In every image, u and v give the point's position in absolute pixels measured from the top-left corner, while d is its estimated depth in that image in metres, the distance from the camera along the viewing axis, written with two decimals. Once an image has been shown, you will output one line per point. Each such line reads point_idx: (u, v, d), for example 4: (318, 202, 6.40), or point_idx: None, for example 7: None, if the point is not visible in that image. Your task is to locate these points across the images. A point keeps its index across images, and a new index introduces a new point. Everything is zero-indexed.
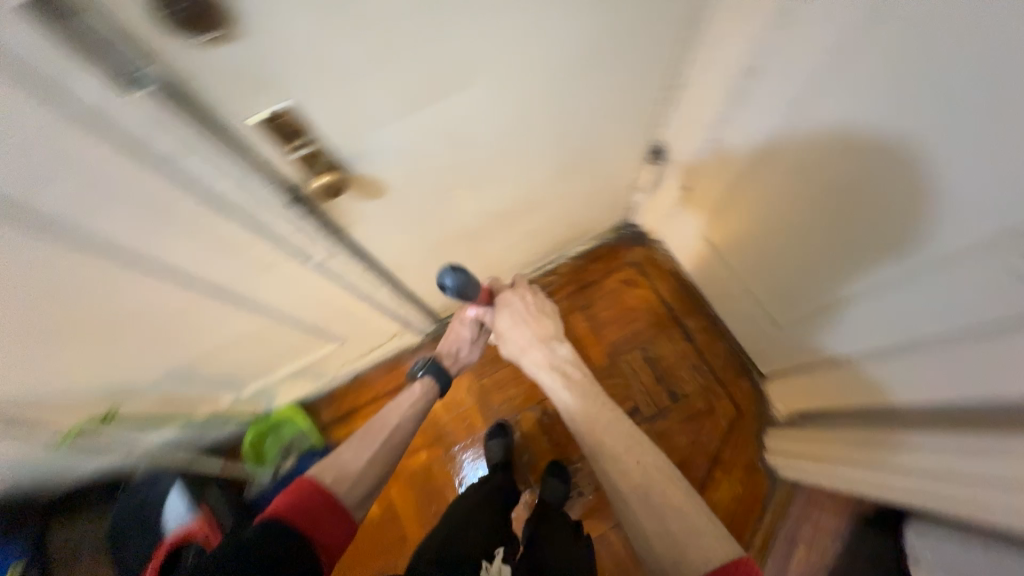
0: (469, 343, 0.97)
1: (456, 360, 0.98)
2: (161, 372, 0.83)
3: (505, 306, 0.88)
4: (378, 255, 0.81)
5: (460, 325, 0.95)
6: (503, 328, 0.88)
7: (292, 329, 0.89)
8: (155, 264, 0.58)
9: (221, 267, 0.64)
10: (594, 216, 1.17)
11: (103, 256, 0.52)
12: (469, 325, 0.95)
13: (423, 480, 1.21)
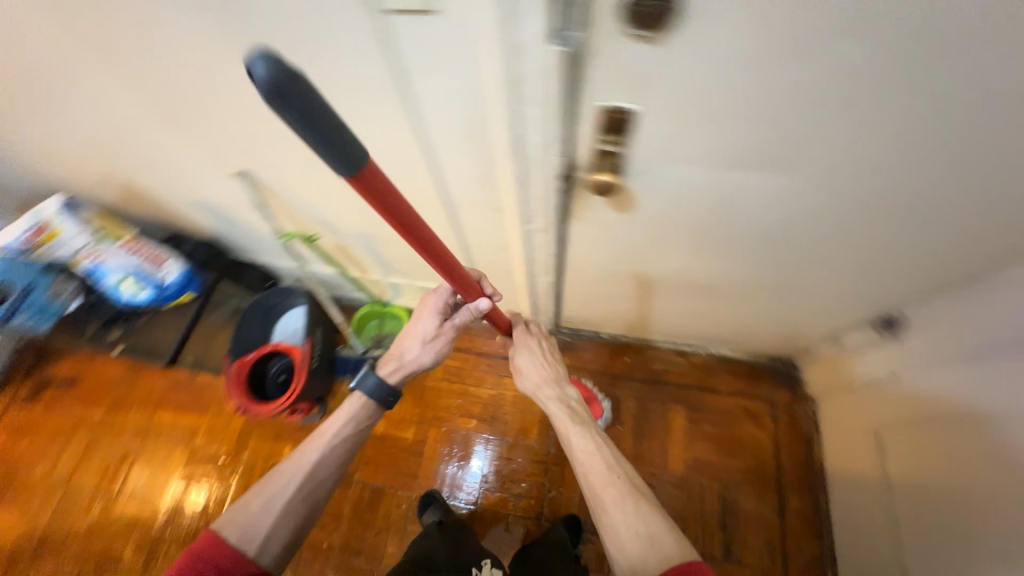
0: (423, 343, 0.89)
1: (400, 359, 0.89)
2: (357, 232, 0.96)
3: (523, 339, 0.94)
4: (571, 249, 0.84)
5: (423, 317, 0.89)
6: (520, 364, 0.94)
7: (460, 260, 0.97)
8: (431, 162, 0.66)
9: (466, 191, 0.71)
10: (764, 334, 1.08)
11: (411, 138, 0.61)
12: (433, 318, 0.89)
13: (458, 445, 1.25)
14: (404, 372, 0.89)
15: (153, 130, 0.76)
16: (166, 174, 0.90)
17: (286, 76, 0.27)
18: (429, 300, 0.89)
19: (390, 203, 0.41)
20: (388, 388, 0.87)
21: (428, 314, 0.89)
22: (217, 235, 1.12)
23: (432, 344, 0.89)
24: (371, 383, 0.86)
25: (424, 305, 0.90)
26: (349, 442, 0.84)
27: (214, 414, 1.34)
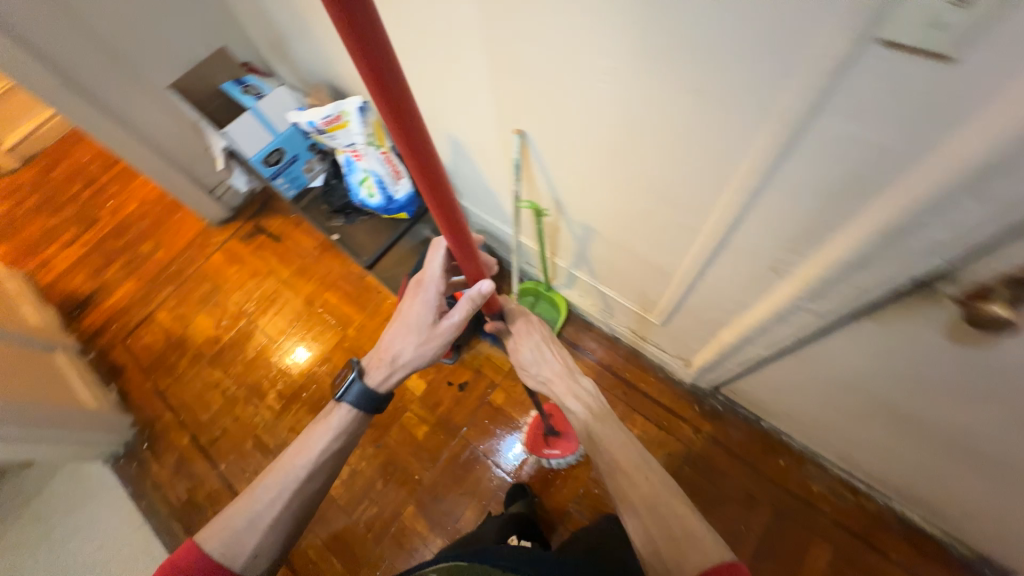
0: (417, 344, 0.84)
1: (394, 362, 0.84)
2: (582, 222, 0.93)
3: (525, 336, 0.92)
4: (821, 341, 0.71)
5: (418, 313, 0.85)
6: (524, 360, 0.92)
7: (671, 291, 0.89)
8: (745, 201, 0.58)
9: (757, 239, 0.62)
10: (993, 532, 0.84)
11: (749, 170, 0.54)
12: (428, 312, 0.85)
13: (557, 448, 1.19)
14: (398, 373, 0.85)
15: (461, 68, 0.77)
16: (439, 104, 0.94)
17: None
18: (427, 291, 0.85)
19: (409, 132, 0.46)
20: (372, 398, 0.85)
21: (426, 308, 0.85)
22: (442, 165, 1.18)
23: (425, 344, 0.85)
24: (364, 391, 0.84)
25: (421, 299, 0.86)
26: (338, 453, 0.85)
27: (368, 314, 1.47)
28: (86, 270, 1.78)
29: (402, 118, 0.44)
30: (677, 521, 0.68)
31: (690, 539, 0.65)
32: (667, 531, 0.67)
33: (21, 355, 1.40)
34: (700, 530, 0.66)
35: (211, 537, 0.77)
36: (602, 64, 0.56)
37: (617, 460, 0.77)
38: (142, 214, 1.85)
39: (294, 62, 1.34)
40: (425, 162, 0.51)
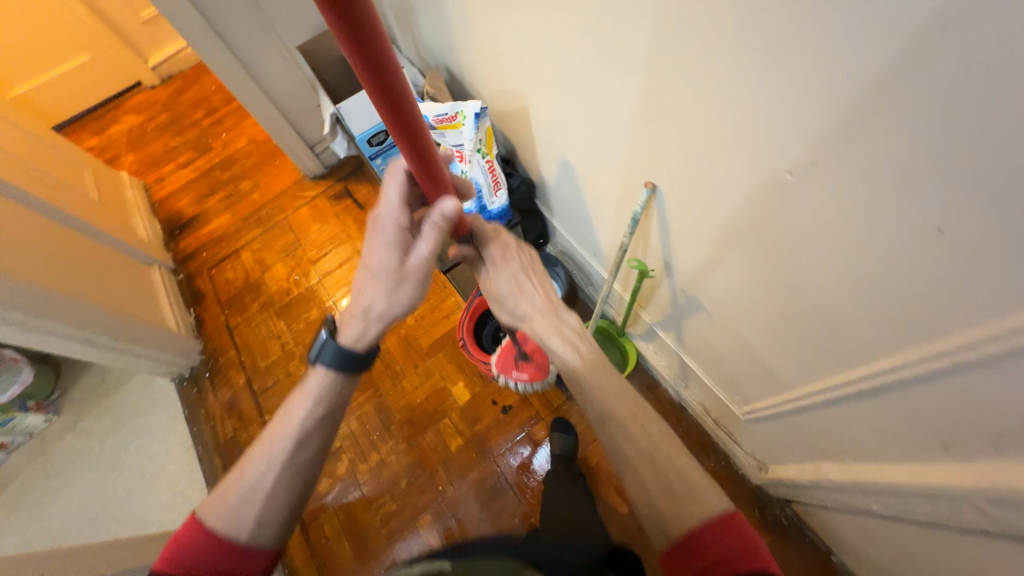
0: (383, 291, 0.67)
1: (366, 316, 0.70)
2: (688, 292, 0.81)
3: (496, 268, 0.73)
4: (976, 538, 0.55)
5: (376, 252, 0.65)
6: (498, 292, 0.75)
7: (775, 400, 0.76)
8: (945, 361, 0.44)
9: (938, 401, 0.48)
10: None
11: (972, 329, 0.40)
12: (387, 253, 0.65)
13: None
14: (370, 324, 0.71)
15: (604, 100, 0.68)
16: (561, 125, 0.86)
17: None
18: (383, 229, 0.65)
19: (360, 37, 0.35)
20: (347, 353, 0.72)
21: (383, 246, 0.65)
22: (542, 180, 1.10)
23: (391, 287, 0.67)
24: (344, 355, 0.72)
25: (375, 238, 0.66)
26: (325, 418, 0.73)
27: (428, 306, 1.44)
28: (191, 195, 1.92)
29: (353, 25, 0.34)
30: (674, 474, 0.58)
31: (693, 503, 0.55)
32: (667, 495, 0.56)
33: (126, 263, 1.53)
34: (703, 493, 0.55)
35: (211, 510, 0.68)
36: (807, 146, 0.44)
37: (612, 385, 0.67)
38: (248, 153, 1.94)
39: (418, 40, 1.31)
40: (384, 77, 0.40)
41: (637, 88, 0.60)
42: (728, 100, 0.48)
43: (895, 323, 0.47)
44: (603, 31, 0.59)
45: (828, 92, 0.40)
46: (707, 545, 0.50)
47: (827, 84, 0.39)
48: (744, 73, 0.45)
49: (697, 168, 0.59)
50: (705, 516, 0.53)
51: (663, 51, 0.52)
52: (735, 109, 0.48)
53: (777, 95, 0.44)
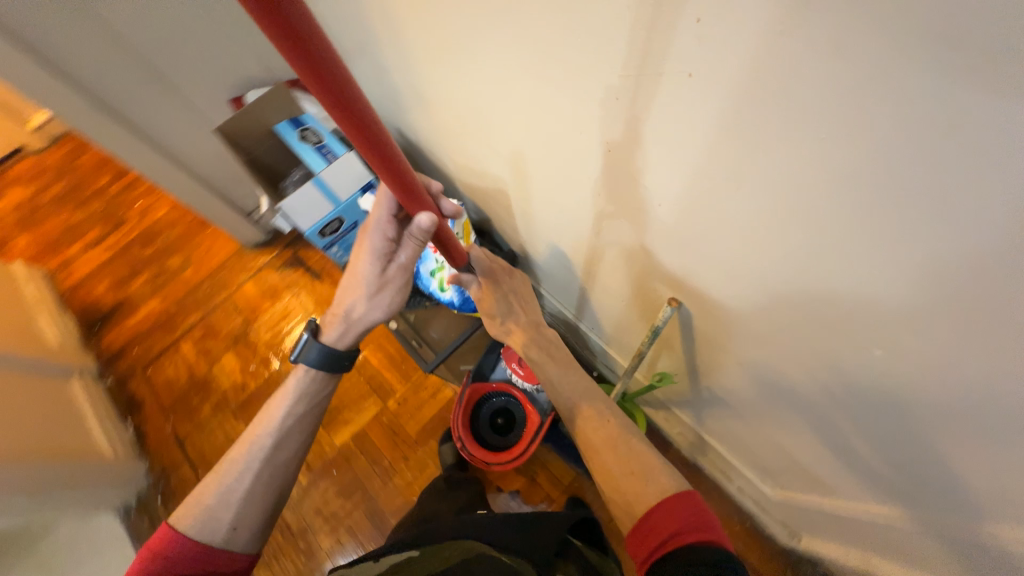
0: (370, 297, 0.70)
1: (352, 317, 0.72)
2: (715, 387, 0.74)
3: (493, 281, 0.78)
4: None
5: (366, 261, 0.68)
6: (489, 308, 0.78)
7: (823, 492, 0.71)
8: None
9: None
10: None
11: None
12: (376, 263, 0.68)
13: None
14: (353, 325, 0.73)
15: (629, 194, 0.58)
16: (559, 216, 0.77)
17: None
18: (370, 241, 0.66)
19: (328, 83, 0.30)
20: (332, 351, 0.73)
21: (372, 258, 0.67)
22: (528, 255, 0.99)
23: (379, 292, 0.71)
24: (325, 352, 0.73)
25: (363, 246, 0.67)
26: (303, 421, 0.74)
27: (411, 386, 1.29)
28: (108, 279, 1.63)
29: (336, 92, 0.32)
30: (632, 458, 0.60)
31: (651, 485, 0.56)
32: (631, 480, 0.58)
33: (44, 381, 1.25)
34: (658, 473, 0.58)
35: (186, 517, 0.65)
36: (945, 295, 0.36)
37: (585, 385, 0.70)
38: (171, 223, 1.68)
39: (361, 97, 1.15)
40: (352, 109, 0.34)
41: (675, 211, 0.54)
42: (807, 247, 0.43)
43: None
44: (632, 154, 0.52)
45: (944, 273, 0.35)
46: (662, 518, 0.52)
47: (951, 265, 0.34)
48: (830, 231, 0.40)
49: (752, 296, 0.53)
50: (660, 493, 0.55)
51: (716, 191, 0.46)
52: (813, 257, 0.43)
53: (879, 258, 0.38)
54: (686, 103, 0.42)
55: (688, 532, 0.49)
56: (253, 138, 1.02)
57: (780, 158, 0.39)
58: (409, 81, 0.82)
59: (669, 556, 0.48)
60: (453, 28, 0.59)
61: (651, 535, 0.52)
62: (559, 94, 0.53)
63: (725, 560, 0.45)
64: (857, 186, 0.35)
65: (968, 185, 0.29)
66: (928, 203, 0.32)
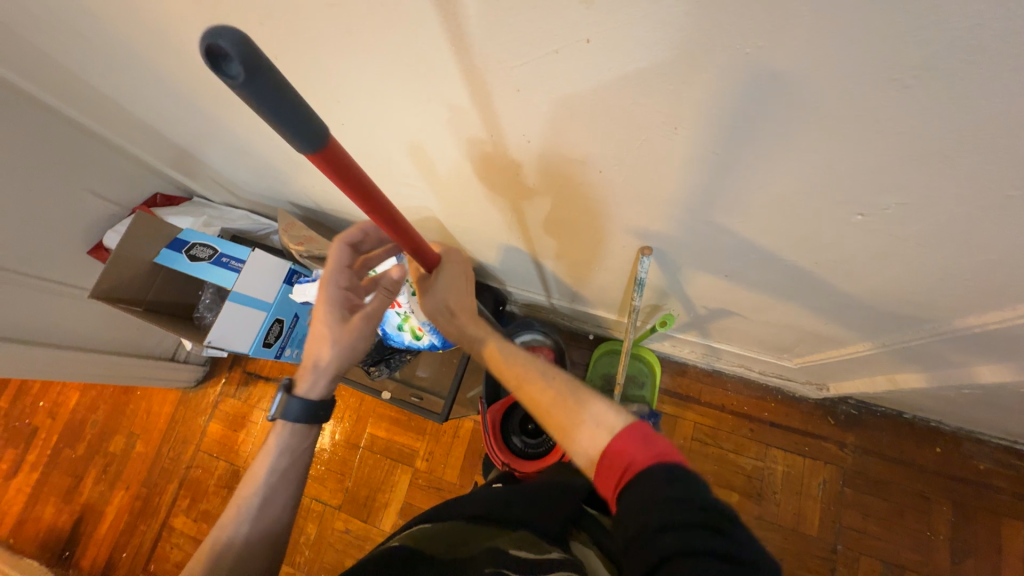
0: (337, 345, 0.64)
1: (320, 367, 0.64)
2: (707, 307, 0.74)
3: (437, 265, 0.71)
4: None
5: (324, 309, 0.64)
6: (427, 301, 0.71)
7: (832, 345, 0.75)
8: None
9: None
10: None
11: None
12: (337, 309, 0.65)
13: None
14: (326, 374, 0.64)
15: (556, 179, 0.53)
16: (493, 222, 0.71)
17: (253, 52, 0.24)
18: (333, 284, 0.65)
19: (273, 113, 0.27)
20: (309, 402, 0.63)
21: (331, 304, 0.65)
22: (482, 264, 0.95)
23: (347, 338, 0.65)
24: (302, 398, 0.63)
25: (322, 290, 0.66)
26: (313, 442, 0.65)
27: (430, 437, 1.24)
28: (50, 501, 1.40)
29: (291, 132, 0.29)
30: (590, 404, 0.51)
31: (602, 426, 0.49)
32: (585, 431, 0.49)
33: None
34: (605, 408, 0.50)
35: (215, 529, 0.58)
36: (900, 162, 0.35)
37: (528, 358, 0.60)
38: (89, 404, 1.45)
39: (234, 188, 1.04)
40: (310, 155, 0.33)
41: (619, 181, 0.49)
42: (758, 165, 0.40)
43: (994, 285, 0.45)
44: (553, 141, 0.46)
45: (908, 138, 0.33)
46: (618, 449, 0.46)
47: (909, 129, 0.32)
48: (780, 139, 0.37)
49: (712, 226, 0.51)
50: (613, 431, 0.48)
51: (659, 145, 0.41)
52: (775, 171, 0.40)
53: (830, 148, 0.36)
54: (595, 75, 0.36)
55: (648, 462, 0.44)
56: (136, 285, 0.88)
57: (711, 91, 0.34)
58: (281, 153, 0.74)
59: (631, 495, 0.43)
60: (305, 85, 0.53)
61: (612, 468, 0.46)
62: (446, 107, 0.47)
63: (697, 500, 0.40)
64: (798, 92, 0.32)
65: (908, 48, 0.27)
66: (870, 83, 0.30)
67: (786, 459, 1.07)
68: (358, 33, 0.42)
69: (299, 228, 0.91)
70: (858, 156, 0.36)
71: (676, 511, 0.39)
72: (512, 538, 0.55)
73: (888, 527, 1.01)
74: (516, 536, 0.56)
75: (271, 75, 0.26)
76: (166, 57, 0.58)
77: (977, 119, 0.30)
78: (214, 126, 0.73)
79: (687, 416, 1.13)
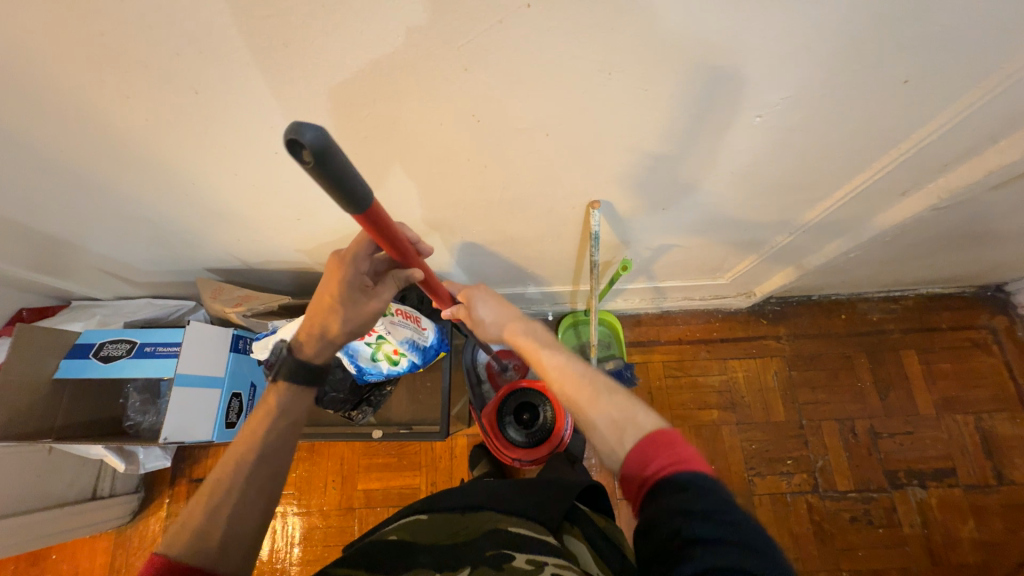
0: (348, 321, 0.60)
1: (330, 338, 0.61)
2: (652, 248, 0.83)
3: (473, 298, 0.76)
4: (914, 228, 0.77)
5: (339, 284, 0.57)
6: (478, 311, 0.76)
7: (750, 251, 0.89)
8: (881, 157, 0.57)
9: (883, 184, 0.63)
10: (1000, 268, 1.09)
11: (901, 132, 0.52)
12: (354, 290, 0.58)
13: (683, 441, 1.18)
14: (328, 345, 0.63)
15: (506, 156, 0.56)
16: (444, 223, 0.72)
17: (327, 145, 0.31)
18: (350, 266, 0.57)
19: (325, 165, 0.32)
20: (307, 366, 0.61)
21: (349, 283, 0.58)
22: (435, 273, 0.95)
23: (359, 318, 0.61)
24: (300, 368, 0.61)
25: (340, 265, 0.57)
26: None
27: (427, 468, 1.18)
28: None
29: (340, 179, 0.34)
30: (616, 407, 0.59)
31: (631, 426, 0.56)
32: (609, 430, 0.58)
33: None
34: (638, 418, 0.56)
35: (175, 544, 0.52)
36: (779, 71, 0.44)
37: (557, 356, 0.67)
38: None
39: (131, 272, 0.91)
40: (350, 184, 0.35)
41: (563, 142, 0.53)
42: (677, 98, 0.47)
43: (853, 161, 0.58)
44: (501, 114, 0.49)
45: (780, 51, 0.42)
46: (645, 458, 0.52)
47: (779, 43, 0.41)
48: (691, 70, 0.44)
49: (644, 166, 0.58)
50: (638, 435, 0.54)
51: (597, 96, 0.47)
52: (692, 99, 0.47)
53: (728, 71, 0.44)
54: (535, 38, 0.40)
55: (667, 469, 0.50)
56: (38, 412, 0.73)
57: (632, 35, 0.40)
58: (196, 208, 0.68)
59: (659, 494, 0.48)
60: (226, 117, 0.50)
61: (638, 473, 0.52)
62: (391, 109, 0.48)
63: (715, 503, 0.46)
64: (699, 26, 0.39)
65: None
66: (750, 8, 0.38)
67: (742, 365, 1.23)
68: (287, 50, 0.41)
69: (229, 290, 0.83)
70: (748, 75, 0.44)
71: (694, 510, 0.45)
72: (507, 522, 0.63)
73: (830, 391, 1.20)
74: (510, 521, 0.63)
75: (331, 153, 0.31)
76: (33, 123, 0.51)
77: (820, 24, 0.39)
78: (106, 197, 0.65)
79: (654, 358, 1.24)
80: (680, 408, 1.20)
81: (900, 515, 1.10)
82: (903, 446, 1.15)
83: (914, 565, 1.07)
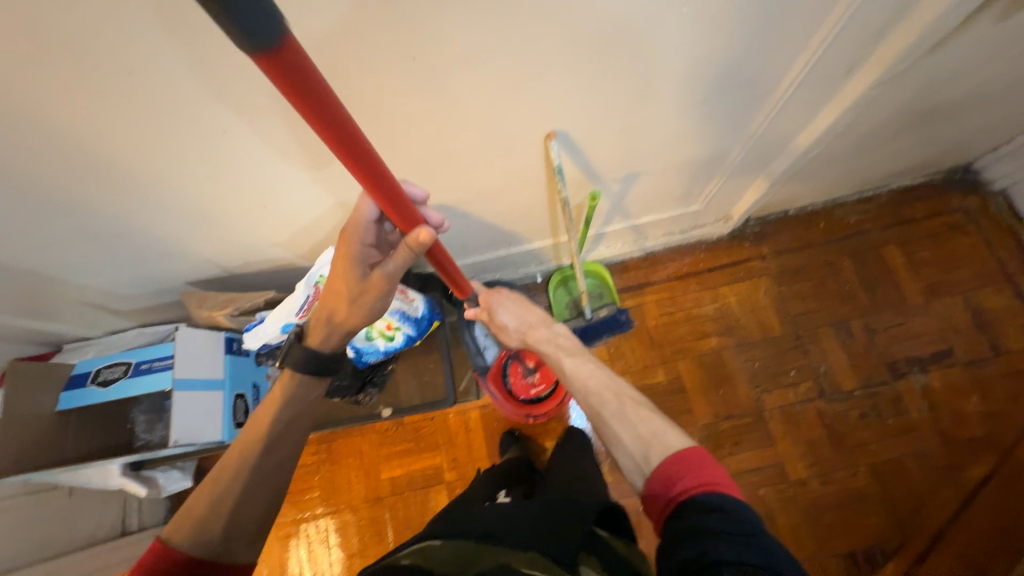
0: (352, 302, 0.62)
1: (335, 321, 0.64)
2: (619, 179, 0.84)
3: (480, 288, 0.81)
4: (864, 113, 0.79)
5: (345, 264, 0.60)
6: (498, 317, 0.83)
7: (716, 168, 0.90)
8: (813, 33, 0.58)
9: (822, 67, 0.64)
10: (961, 146, 1.11)
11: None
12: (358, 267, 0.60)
13: (688, 373, 1.20)
14: (343, 334, 0.66)
15: (452, 98, 0.56)
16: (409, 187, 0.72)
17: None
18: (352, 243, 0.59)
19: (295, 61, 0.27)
20: (316, 357, 0.65)
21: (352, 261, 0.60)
22: None
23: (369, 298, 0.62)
24: (310, 360, 0.64)
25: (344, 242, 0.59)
26: None
27: (445, 446, 1.20)
28: None
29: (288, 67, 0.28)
30: (642, 423, 0.62)
31: (656, 444, 0.59)
32: (636, 444, 0.61)
33: None
34: (666, 434, 0.60)
35: None
36: None
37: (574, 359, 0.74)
38: None
39: (112, 301, 0.90)
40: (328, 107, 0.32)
41: (502, 72, 0.54)
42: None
43: (788, 42, 0.58)
44: (434, 49, 0.49)
45: None
46: (671, 474, 0.54)
47: None
48: None
49: (587, 83, 0.58)
50: (665, 453, 0.57)
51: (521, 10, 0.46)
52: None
53: None
54: None
55: (693, 489, 0.51)
56: (45, 447, 0.73)
57: None
58: (159, 215, 0.68)
59: (682, 512, 0.50)
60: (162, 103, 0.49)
61: (661, 490, 0.54)
62: (325, 61, 0.47)
63: (748, 526, 0.45)
64: None
65: None
66: None
67: (732, 290, 1.24)
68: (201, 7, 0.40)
69: (212, 296, 0.84)
70: None
71: (720, 529, 0.45)
72: (524, 558, 0.55)
73: (821, 299, 1.22)
74: (524, 555, 0.56)
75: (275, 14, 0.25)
76: None
77: None
78: (66, 216, 0.64)
79: (646, 299, 1.26)
80: (680, 342, 1.22)
81: (906, 403, 1.13)
82: (897, 338, 1.18)
83: (926, 447, 1.10)
